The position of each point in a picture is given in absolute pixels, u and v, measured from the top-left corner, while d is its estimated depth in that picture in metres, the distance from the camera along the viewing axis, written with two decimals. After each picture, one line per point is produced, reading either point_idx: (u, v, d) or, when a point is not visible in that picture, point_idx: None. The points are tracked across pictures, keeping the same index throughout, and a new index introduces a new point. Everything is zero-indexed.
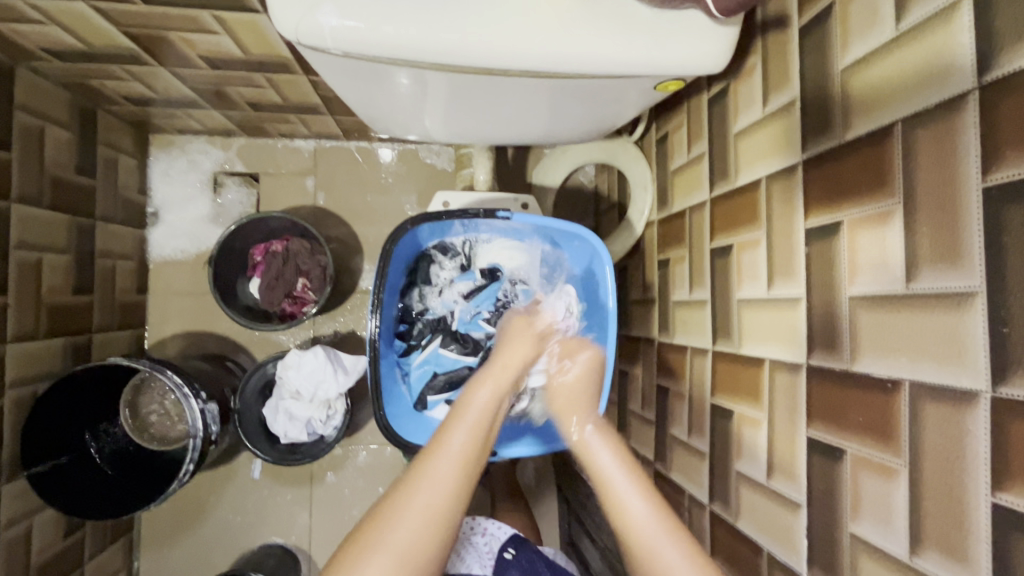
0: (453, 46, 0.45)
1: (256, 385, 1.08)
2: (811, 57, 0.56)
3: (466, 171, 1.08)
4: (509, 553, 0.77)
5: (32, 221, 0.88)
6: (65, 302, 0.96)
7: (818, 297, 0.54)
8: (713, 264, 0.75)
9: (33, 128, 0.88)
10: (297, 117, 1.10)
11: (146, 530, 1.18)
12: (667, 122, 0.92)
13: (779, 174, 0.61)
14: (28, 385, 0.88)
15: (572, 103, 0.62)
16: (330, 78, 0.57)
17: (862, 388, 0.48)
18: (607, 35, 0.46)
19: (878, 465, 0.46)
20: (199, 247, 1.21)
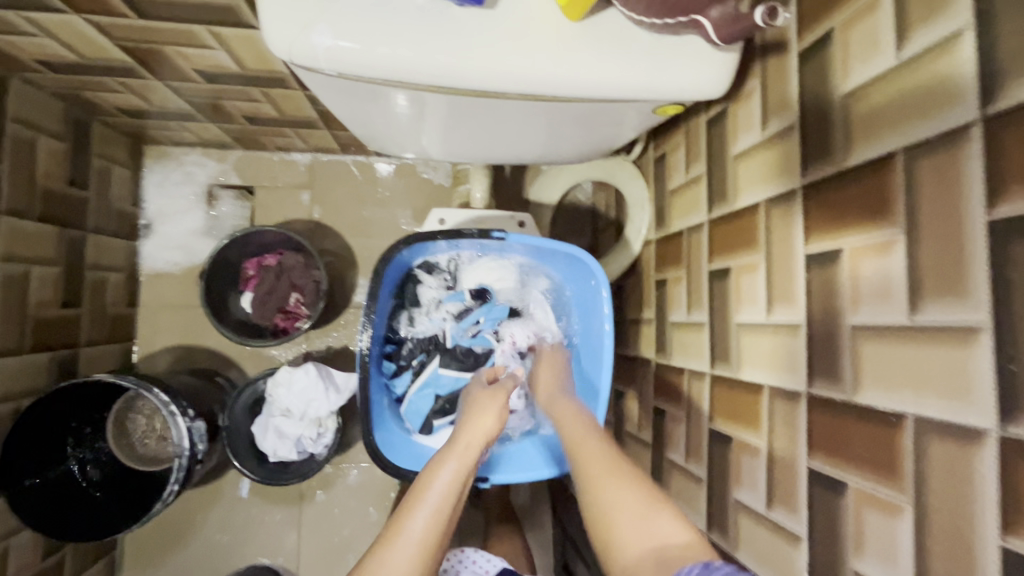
0: (449, 68, 0.44)
1: (246, 401, 1.06)
2: (810, 82, 0.55)
3: (463, 187, 1.07)
4: None
5: (21, 233, 0.87)
6: (52, 316, 0.94)
7: (819, 324, 0.53)
8: (711, 286, 0.74)
9: (25, 139, 0.87)
10: (293, 131, 1.10)
11: (129, 550, 1.15)
12: (665, 142, 0.92)
13: (778, 198, 0.60)
14: (11, 401, 0.86)
15: (569, 124, 0.61)
16: (324, 98, 0.56)
17: (865, 420, 0.47)
18: (605, 59, 0.46)
19: (882, 502, 0.45)
20: (191, 260, 1.20)
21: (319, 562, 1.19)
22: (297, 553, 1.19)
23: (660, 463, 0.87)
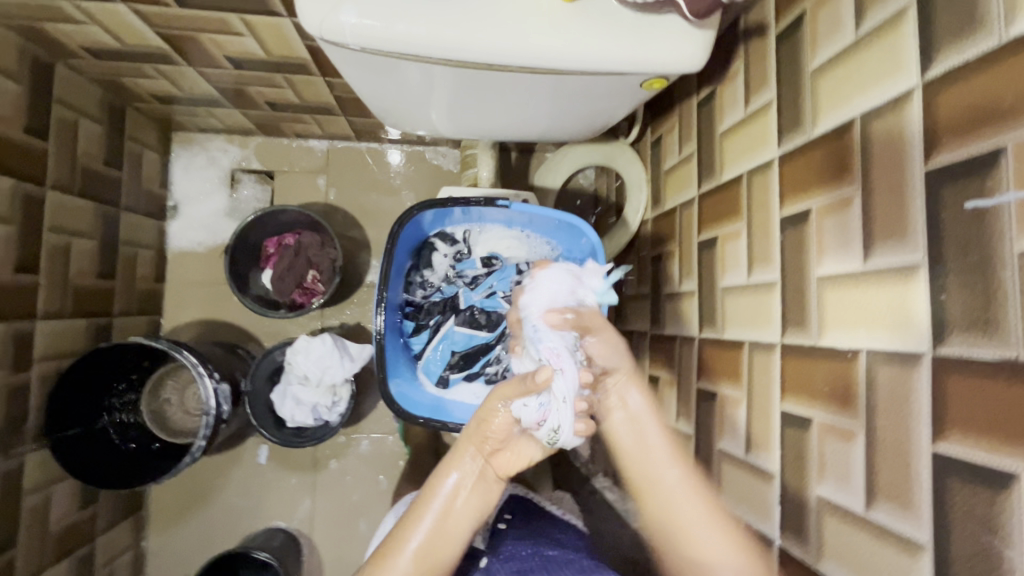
0: (460, 45, 0.51)
1: (266, 370, 1.13)
2: (786, 61, 0.61)
3: (471, 171, 1.13)
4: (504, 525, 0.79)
5: (64, 207, 0.94)
6: (89, 285, 1.02)
7: (791, 280, 0.59)
8: (701, 256, 0.80)
9: (68, 120, 0.94)
10: (312, 118, 1.17)
11: (155, 509, 1.23)
12: (661, 125, 0.98)
13: (758, 168, 0.66)
14: (53, 361, 0.93)
15: (570, 100, 0.67)
16: (349, 74, 0.63)
17: (827, 358, 0.53)
18: (596, 35, 0.52)
19: (841, 429, 0.50)
20: (214, 240, 1.27)
21: (332, 525, 1.26)
22: (311, 518, 1.26)
23: None
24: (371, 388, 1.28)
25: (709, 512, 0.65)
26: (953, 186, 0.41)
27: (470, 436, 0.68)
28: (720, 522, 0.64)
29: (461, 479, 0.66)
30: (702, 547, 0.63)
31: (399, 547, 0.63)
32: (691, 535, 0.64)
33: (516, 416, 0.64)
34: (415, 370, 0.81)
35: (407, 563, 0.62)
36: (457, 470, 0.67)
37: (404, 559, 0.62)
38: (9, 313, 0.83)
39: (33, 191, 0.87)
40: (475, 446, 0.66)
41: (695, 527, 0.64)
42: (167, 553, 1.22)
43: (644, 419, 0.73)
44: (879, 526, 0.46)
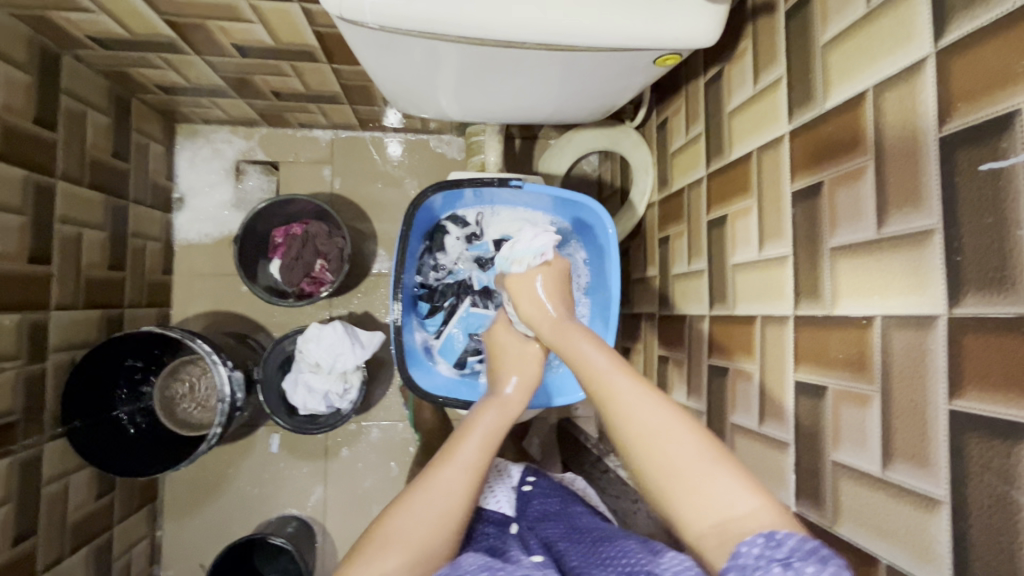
0: (477, 22, 0.51)
1: (277, 358, 1.14)
2: (795, 36, 0.62)
3: (477, 157, 1.14)
4: (529, 485, 0.79)
5: (74, 199, 0.94)
6: (100, 276, 1.02)
7: (803, 252, 0.60)
8: (710, 235, 0.81)
9: (76, 112, 0.94)
10: (317, 107, 1.17)
11: (169, 499, 1.24)
12: (666, 108, 0.99)
13: (768, 145, 0.67)
14: (67, 351, 0.94)
15: (580, 79, 0.68)
16: (363, 55, 0.63)
17: (841, 326, 0.54)
18: (611, 11, 0.53)
19: (856, 394, 0.52)
20: (221, 231, 1.28)
21: (344, 511, 1.27)
22: (323, 505, 1.27)
23: None
24: (380, 376, 1.29)
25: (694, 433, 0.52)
26: (967, 150, 0.42)
27: (495, 399, 0.67)
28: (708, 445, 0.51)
29: (496, 417, 0.63)
30: (694, 494, 0.48)
31: (430, 485, 0.55)
32: (670, 465, 0.50)
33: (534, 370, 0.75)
34: (430, 352, 0.82)
35: (444, 501, 0.54)
36: (493, 407, 0.66)
37: (439, 488, 0.55)
38: (24, 303, 0.84)
39: (44, 182, 0.87)
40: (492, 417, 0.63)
41: (663, 429, 0.52)
42: (182, 542, 1.23)
43: (571, 327, 0.67)
44: (897, 485, 0.47)
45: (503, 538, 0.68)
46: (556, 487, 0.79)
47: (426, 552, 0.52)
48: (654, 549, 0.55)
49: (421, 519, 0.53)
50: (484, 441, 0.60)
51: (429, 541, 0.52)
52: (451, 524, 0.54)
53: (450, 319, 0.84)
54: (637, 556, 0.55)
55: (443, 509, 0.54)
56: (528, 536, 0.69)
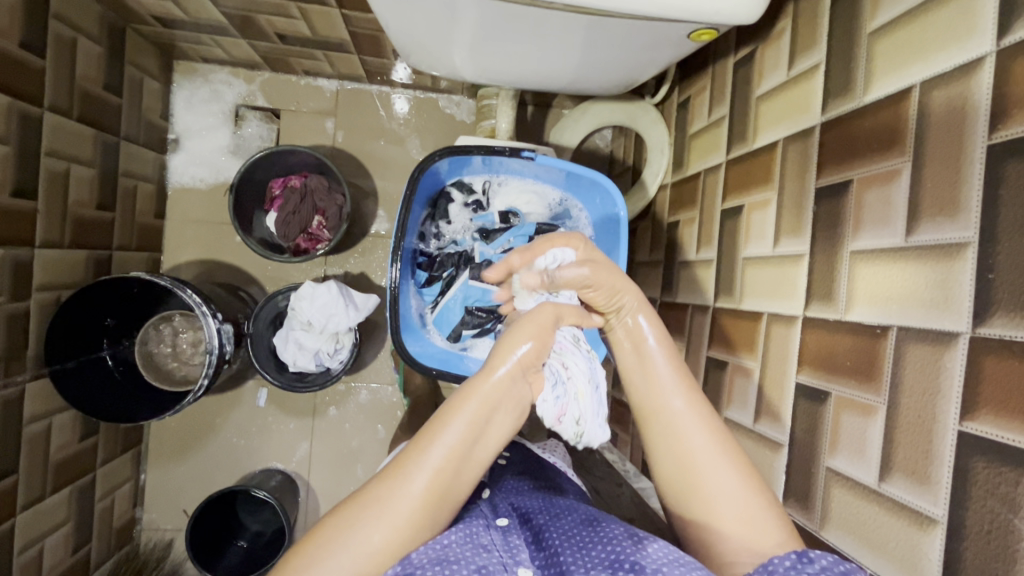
0: None
1: (268, 314, 1.12)
2: (841, 21, 0.58)
3: (487, 122, 1.09)
4: (503, 460, 0.80)
5: (62, 132, 0.90)
6: (89, 216, 0.98)
7: (820, 253, 0.58)
8: (723, 225, 0.78)
9: (66, 38, 0.89)
10: (323, 54, 1.11)
11: (154, 445, 1.24)
12: (690, 86, 0.94)
13: (796, 136, 0.64)
14: (52, 291, 0.91)
15: (604, 48, 0.64)
16: (376, 2, 0.59)
17: (852, 334, 0.52)
18: None
19: (860, 404, 0.51)
20: (217, 178, 1.23)
21: (328, 469, 1.28)
22: (308, 461, 1.28)
23: None
24: (373, 339, 1.28)
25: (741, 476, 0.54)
26: (1015, 161, 0.39)
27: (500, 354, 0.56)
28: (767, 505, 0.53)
29: (485, 395, 0.55)
30: (724, 527, 0.53)
31: (399, 482, 0.52)
32: (715, 509, 0.53)
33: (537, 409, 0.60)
34: (425, 321, 0.80)
35: (412, 499, 0.52)
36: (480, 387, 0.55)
37: (410, 485, 0.52)
38: (7, 238, 0.81)
39: (30, 112, 0.82)
40: (489, 389, 0.55)
41: (719, 475, 0.54)
42: (166, 487, 1.24)
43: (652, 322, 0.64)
44: (892, 499, 0.47)
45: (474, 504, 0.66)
46: (529, 466, 0.80)
47: (392, 551, 0.51)
48: (637, 539, 0.55)
49: (389, 520, 0.51)
50: (468, 426, 0.54)
51: (398, 537, 0.51)
52: (425, 516, 0.53)
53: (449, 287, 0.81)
54: (620, 543, 0.55)
55: (414, 504, 0.52)
56: (498, 502, 0.68)
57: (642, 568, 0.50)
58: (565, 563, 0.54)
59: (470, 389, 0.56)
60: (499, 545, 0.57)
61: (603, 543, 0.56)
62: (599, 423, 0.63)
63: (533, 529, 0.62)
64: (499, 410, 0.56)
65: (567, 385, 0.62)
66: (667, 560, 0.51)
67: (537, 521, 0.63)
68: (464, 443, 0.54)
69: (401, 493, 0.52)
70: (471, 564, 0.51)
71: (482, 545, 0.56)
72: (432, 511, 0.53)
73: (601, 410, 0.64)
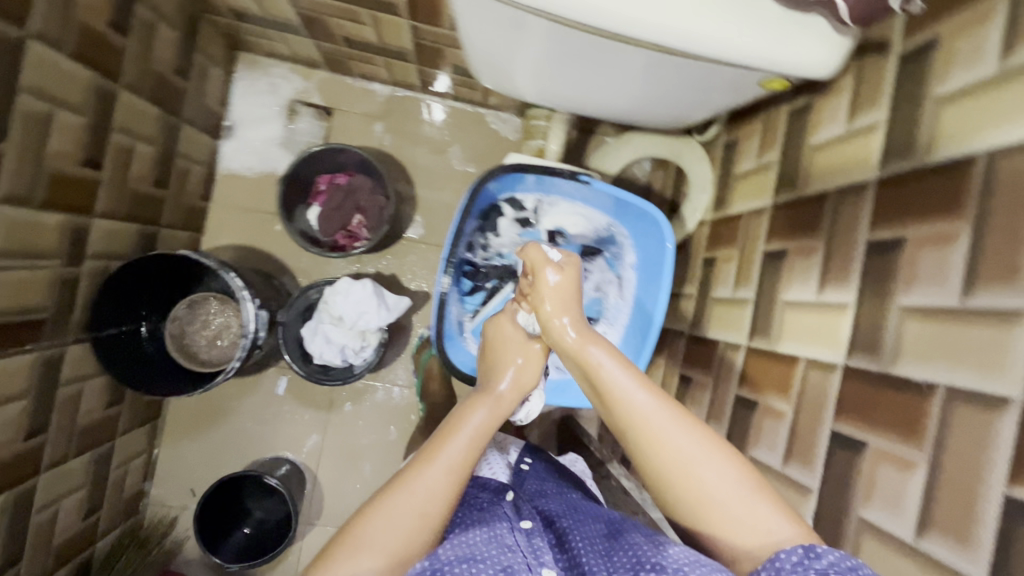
0: (598, 8, 0.48)
1: (301, 305, 1.14)
2: (906, 83, 0.60)
3: (534, 142, 1.12)
4: (526, 464, 0.81)
5: (134, 109, 0.93)
6: (145, 192, 1.01)
7: (867, 304, 0.59)
8: (764, 266, 0.80)
9: (149, 22, 0.93)
10: (383, 60, 1.15)
11: (170, 421, 1.25)
12: (738, 129, 0.97)
13: (849, 189, 0.65)
14: (103, 260, 0.93)
15: (671, 82, 0.66)
16: (462, 16, 0.61)
17: (896, 388, 0.53)
18: (735, 22, 0.49)
19: (899, 458, 0.51)
20: (264, 167, 1.27)
21: (337, 465, 1.29)
22: (318, 455, 1.28)
23: None
24: (396, 340, 1.29)
25: (739, 475, 0.53)
26: None
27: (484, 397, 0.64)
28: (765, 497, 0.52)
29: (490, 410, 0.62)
30: (727, 524, 0.52)
31: (401, 486, 0.54)
32: (714, 506, 0.52)
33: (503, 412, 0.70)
34: (462, 329, 0.81)
35: (421, 499, 0.53)
36: (484, 404, 0.63)
37: (411, 488, 0.54)
38: (71, 205, 0.83)
39: (108, 88, 0.86)
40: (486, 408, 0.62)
41: (709, 468, 0.53)
42: (176, 465, 1.25)
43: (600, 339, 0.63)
44: (928, 555, 0.47)
45: (498, 505, 0.68)
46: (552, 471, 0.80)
47: (409, 551, 0.52)
48: (657, 542, 0.56)
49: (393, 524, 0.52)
50: (476, 438, 0.58)
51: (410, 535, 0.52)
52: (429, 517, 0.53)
53: (488, 299, 0.83)
54: (642, 547, 0.56)
55: (417, 509, 0.53)
56: (522, 504, 0.69)
57: (663, 568, 0.51)
58: (586, 564, 0.58)
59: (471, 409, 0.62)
60: (523, 546, 0.58)
61: (627, 548, 0.58)
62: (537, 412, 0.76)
63: (557, 533, 0.64)
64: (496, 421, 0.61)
65: (526, 404, 0.72)
66: (689, 561, 0.51)
67: (560, 525, 0.65)
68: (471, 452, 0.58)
69: (409, 494, 0.54)
70: (496, 563, 0.53)
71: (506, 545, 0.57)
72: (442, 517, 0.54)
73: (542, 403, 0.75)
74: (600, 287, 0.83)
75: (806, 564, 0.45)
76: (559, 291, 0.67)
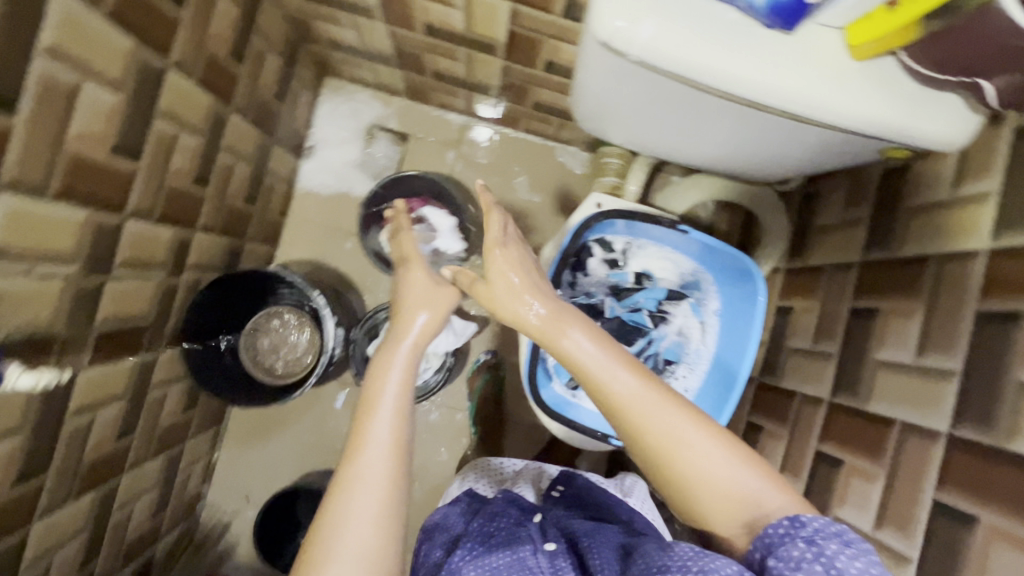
0: (742, 78, 0.50)
1: (372, 323, 1.17)
2: (1023, 156, 0.60)
3: (608, 179, 1.15)
4: (557, 491, 0.84)
5: (239, 131, 0.99)
6: (238, 207, 1.07)
7: (978, 374, 0.59)
8: (851, 323, 0.80)
9: (261, 51, 0.98)
10: (466, 93, 1.19)
11: (232, 427, 1.29)
12: (820, 181, 0.97)
13: (955, 256, 0.65)
14: (198, 271, 0.98)
15: (781, 141, 0.67)
16: (585, 72, 0.63)
17: (1014, 465, 0.53)
18: (872, 99, 0.51)
19: (1018, 537, 0.51)
20: (341, 187, 1.32)
21: None
22: None
23: None
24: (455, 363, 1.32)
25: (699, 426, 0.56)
26: None
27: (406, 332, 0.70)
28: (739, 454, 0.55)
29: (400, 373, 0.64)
30: (703, 484, 0.55)
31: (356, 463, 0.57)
32: (691, 470, 0.55)
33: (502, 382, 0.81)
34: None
35: (377, 473, 0.56)
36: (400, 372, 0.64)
37: (364, 464, 0.57)
38: (182, 220, 0.88)
39: (223, 112, 0.92)
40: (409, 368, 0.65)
41: (692, 439, 0.55)
42: (234, 469, 1.28)
43: (567, 315, 0.63)
44: None
45: (524, 527, 0.72)
46: (584, 498, 0.83)
47: (382, 526, 0.54)
48: (667, 547, 0.55)
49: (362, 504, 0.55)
50: (400, 399, 0.61)
51: (381, 506, 0.55)
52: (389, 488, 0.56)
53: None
54: (652, 556, 0.55)
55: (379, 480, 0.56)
56: (549, 527, 0.72)
57: (669, 569, 0.51)
58: None
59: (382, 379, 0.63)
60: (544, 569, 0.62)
61: (639, 559, 0.57)
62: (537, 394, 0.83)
63: (578, 552, 0.66)
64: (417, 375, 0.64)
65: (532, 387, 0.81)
66: (693, 554, 0.51)
67: (581, 544, 0.66)
68: (400, 415, 0.60)
69: (364, 476, 0.56)
70: None
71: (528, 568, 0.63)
72: (399, 486, 0.57)
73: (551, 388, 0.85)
74: (684, 331, 0.84)
75: (793, 532, 0.48)
76: (517, 272, 0.69)
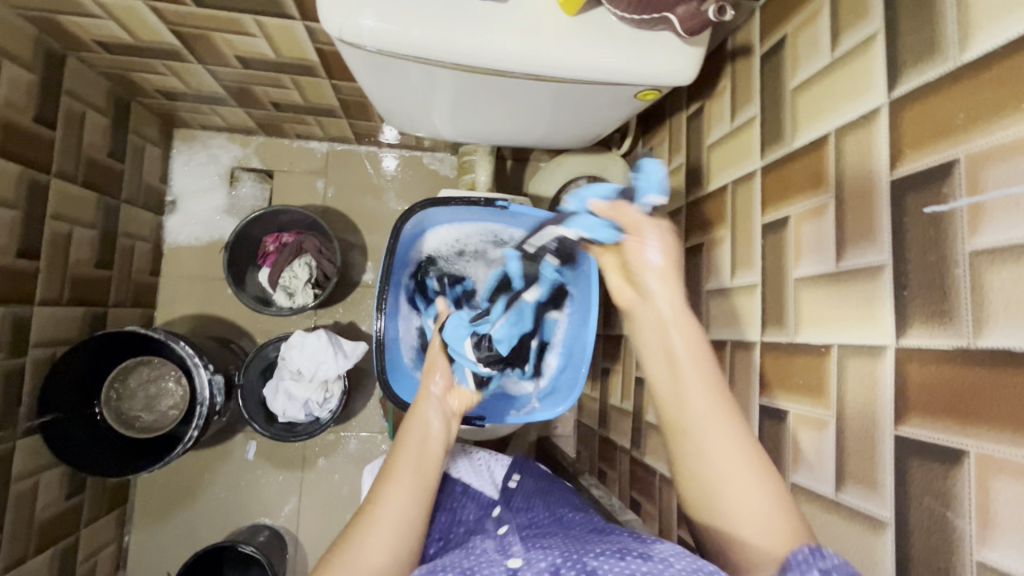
0: (468, 50, 0.53)
1: (259, 365, 1.14)
2: (769, 79, 0.66)
3: (468, 176, 1.18)
4: (513, 481, 0.75)
5: (67, 196, 0.95)
6: (87, 275, 1.03)
7: (770, 282, 0.63)
8: (688, 262, 0.83)
9: (76, 112, 0.96)
10: (314, 119, 1.19)
11: (140, 504, 1.22)
12: (652, 138, 1.03)
13: (741, 179, 0.70)
14: (48, 347, 0.94)
15: (560, 108, 0.70)
16: (362, 78, 0.66)
17: (801, 354, 0.57)
18: (594, 48, 0.55)
19: (814, 419, 0.54)
20: (211, 236, 1.29)
21: (317, 523, 1.26)
22: (297, 515, 1.26)
23: (639, 426, 0.95)
24: (363, 387, 1.30)
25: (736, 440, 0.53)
26: (913, 193, 0.45)
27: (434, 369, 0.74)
28: (767, 478, 0.52)
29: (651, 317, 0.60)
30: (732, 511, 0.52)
31: (378, 511, 0.58)
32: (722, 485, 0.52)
33: (318, 376, 1.10)
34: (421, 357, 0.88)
35: (393, 520, 0.57)
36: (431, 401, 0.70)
37: (384, 514, 0.57)
38: (9, 297, 0.84)
39: (39, 179, 0.89)
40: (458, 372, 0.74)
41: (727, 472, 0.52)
42: (150, 547, 1.21)
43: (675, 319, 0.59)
44: (848, 507, 0.49)
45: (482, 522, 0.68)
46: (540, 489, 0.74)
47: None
48: (645, 540, 0.54)
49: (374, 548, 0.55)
50: (426, 440, 0.65)
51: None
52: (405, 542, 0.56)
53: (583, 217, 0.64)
54: (629, 542, 0.54)
55: (397, 522, 0.57)
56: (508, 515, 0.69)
57: (651, 557, 0.50)
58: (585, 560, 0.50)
59: (416, 413, 0.68)
60: (495, 547, 0.55)
61: (607, 542, 0.54)
62: (337, 372, 1.10)
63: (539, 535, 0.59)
64: (450, 403, 0.71)
65: (286, 402, 1.10)
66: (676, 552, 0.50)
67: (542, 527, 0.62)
68: (419, 479, 0.61)
69: (379, 522, 0.56)
70: (458, 567, 0.52)
71: (475, 552, 0.55)
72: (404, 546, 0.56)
73: (298, 391, 1.10)
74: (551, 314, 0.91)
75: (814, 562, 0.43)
76: (664, 241, 0.58)
